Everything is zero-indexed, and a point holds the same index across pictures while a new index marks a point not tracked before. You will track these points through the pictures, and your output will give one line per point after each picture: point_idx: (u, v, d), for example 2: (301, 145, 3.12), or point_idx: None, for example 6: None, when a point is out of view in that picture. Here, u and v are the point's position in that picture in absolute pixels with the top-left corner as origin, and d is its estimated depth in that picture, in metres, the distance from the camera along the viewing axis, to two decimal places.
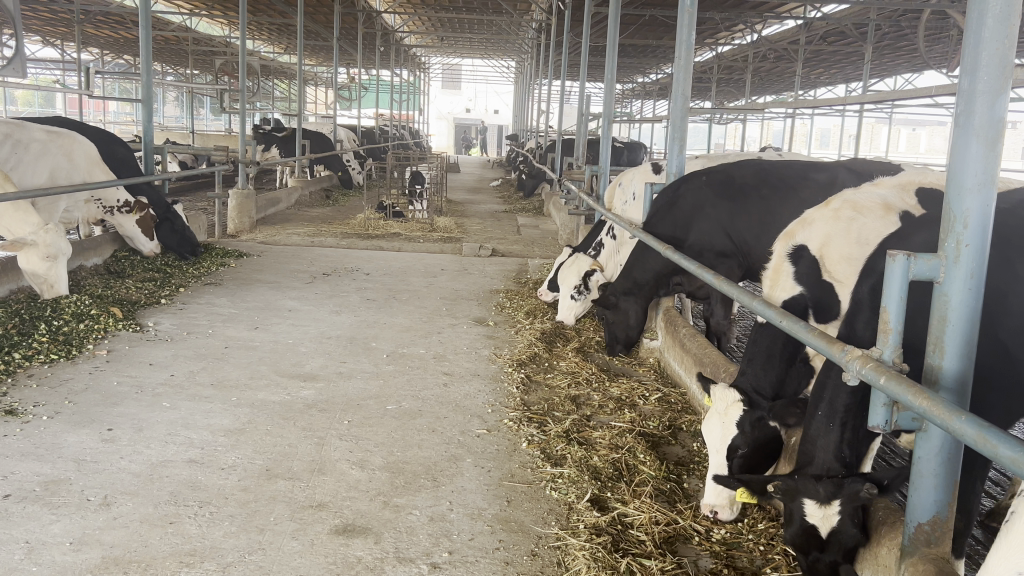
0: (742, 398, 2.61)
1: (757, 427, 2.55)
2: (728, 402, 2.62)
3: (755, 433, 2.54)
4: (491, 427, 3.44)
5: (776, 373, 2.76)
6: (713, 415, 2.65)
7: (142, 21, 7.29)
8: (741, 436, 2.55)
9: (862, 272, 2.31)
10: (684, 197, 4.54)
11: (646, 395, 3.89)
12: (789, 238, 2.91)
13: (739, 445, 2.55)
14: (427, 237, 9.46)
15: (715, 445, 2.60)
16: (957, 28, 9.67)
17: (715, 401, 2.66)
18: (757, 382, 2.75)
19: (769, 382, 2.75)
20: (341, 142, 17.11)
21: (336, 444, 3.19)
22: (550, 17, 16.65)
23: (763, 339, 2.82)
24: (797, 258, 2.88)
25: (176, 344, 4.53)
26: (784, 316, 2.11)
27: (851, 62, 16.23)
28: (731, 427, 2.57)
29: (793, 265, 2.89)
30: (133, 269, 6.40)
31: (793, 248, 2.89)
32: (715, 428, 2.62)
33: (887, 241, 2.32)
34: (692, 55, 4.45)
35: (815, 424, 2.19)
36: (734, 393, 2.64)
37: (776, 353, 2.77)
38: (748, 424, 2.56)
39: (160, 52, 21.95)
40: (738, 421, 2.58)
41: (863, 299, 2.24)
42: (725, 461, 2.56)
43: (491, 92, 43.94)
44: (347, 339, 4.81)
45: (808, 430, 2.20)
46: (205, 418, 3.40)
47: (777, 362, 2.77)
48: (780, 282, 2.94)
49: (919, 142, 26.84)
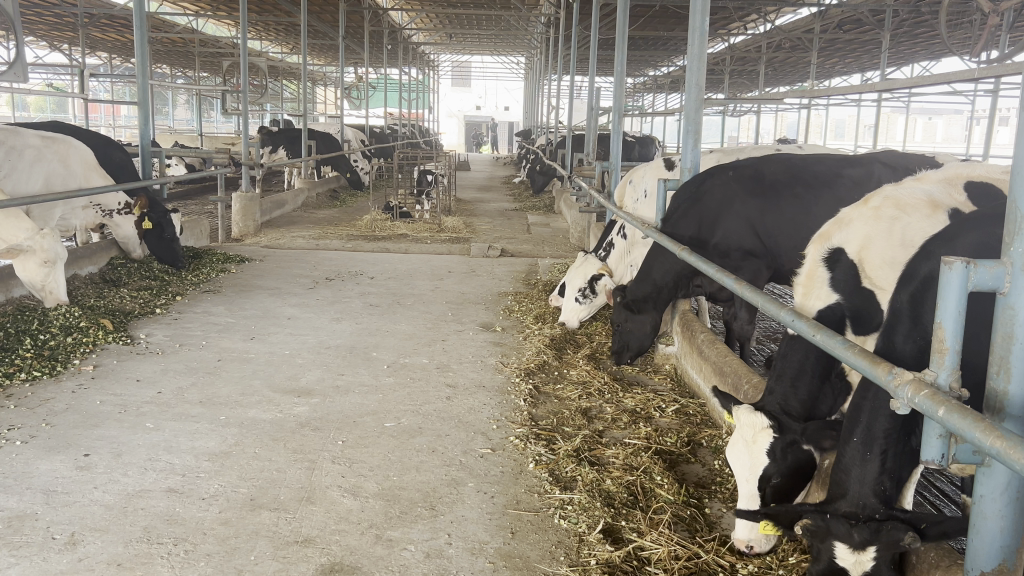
0: (771, 423, 2.32)
1: (789, 452, 2.27)
2: (755, 428, 2.34)
3: (788, 461, 2.26)
4: (495, 446, 3.20)
5: (808, 390, 2.50)
6: (739, 440, 2.37)
7: (137, 23, 7.06)
8: (773, 465, 2.26)
9: (903, 279, 2.02)
10: (710, 189, 4.21)
11: (662, 407, 3.64)
12: (824, 240, 2.69)
13: (772, 474, 2.26)
14: (435, 238, 9.23)
15: (744, 472, 2.32)
16: (981, 11, 9.30)
17: (742, 425, 2.38)
18: (785, 401, 2.49)
19: (800, 400, 2.49)
20: (349, 142, 16.92)
21: (328, 467, 2.96)
22: (559, 11, 16.32)
23: (795, 351, 2.56)
24: (834, 263, 2.64)
25: (168, 357, 4.31)
26: (816, 330, 1.87)
27: (866, 51, 15.87)
28: (760, 456, 2.28)
29: (829, 271, 2.65)
30: (130, 277, 6.18)
31: (829, 252, 2.66)
32: (741, 456, 2.33)
33: (931, 244, 2.03)
34: (706, 43, 4.18)
35: (849, 451, 1.93)
36: (762, 416, 2.36)
37: (807, 369, 2.51)
38: (780, 450, 2.28)
39: (167, 56, 21.82)
40: (769, 450, 2.29)
41: (903, 309, 1.95)
42: (758, 491, 2.28)
43: (501, 89, 43.59)
44: (346, 349, 4.58)
45: (841, 458, 1.94)
46: (189, 441, 3.17)
47: (809, 378, 2.51)
48: (813, 287, 2.69)
49: (935, 132, 26.34)
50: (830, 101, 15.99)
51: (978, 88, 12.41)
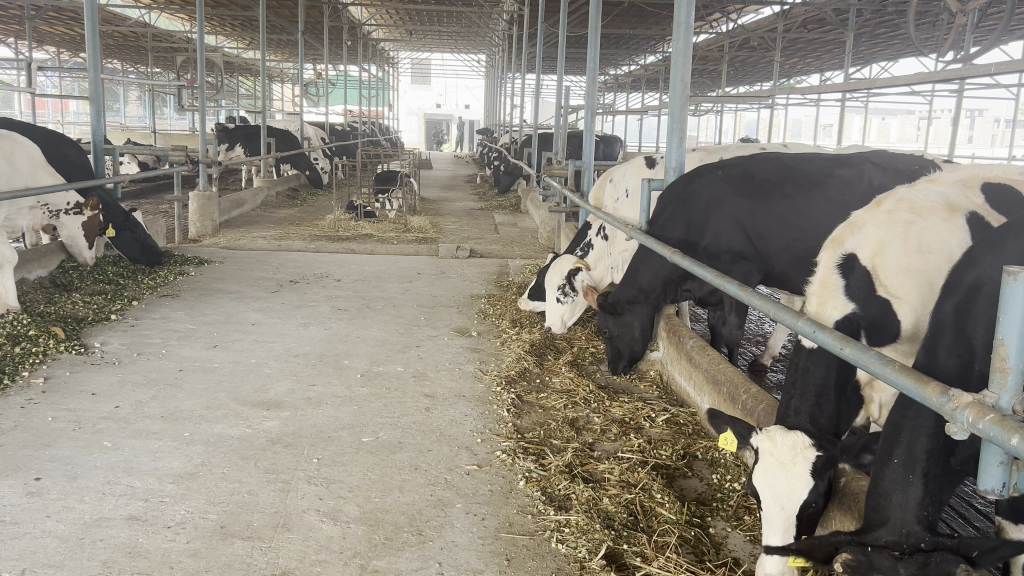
0: (815, 443, 2.18)
1: (829, 474, 2.16)
2: (795, 449, 2.18)
3: (829, 486, 2.16)
4: (481, 462, 3.02)
5: (833, 408, 2.38)
6: (773, 463, 2.17)
7: (88, 15, 6.73)
8: (817, 492, 2.13)
9: (943, 289, 1.97)
10: (699, 189, 4.13)
11: (652, 417, 3.49)
12: (837, 244, 2.54)
13: (813, 499, 2.12)
14: (401, 239, 9.00)
15: (780, 496, 2.12)
16: (947, 12, 9.35)
17: (779, 447, 2.20)
18: (814, 417, 2.36)
19: (824, 417, 2.38)
20: (310, 140, 16.57)
21: (304, 489, 2.75)
22: (522, 9, 16.15)
23: (819, 364, 2.41)
24: (848, 270, 2.49)
25: (126, 367, 4.05)
26: (846, 342, 1.72)
27: (827, 50, 15.97)
28: (804, 480, 2.12)
29: (844, 278, 2.48)
30: (82, 281, 5.87)
31: (843, 256, 2.51)
32: (777, 480, 2.13)
33: (974, 251, 1.96)
34: (691, 37, 4.03)
35: (887, 474, 1.81)
36: (801, 437, 2.21)
37: (830, 385, 2.39)
38: (827, 476, 2.15)
39: (119, 50, 21.22)
40: (812, 472, 2.14)
41: (946, 321, 1.90)
42: (798, 519, 2.12)
43: (462, 87, 43.32)
44: (316, 358, 4.35)
45: (878, 481, 1.82)
46: (152, 461, 2.94)
47: (833, 395, 2.39)
48: (827, 294, 2.48)
49: (890, 131, 26.74)
50: (793, 99, 16.07)
51: (939, 88, 12.53)
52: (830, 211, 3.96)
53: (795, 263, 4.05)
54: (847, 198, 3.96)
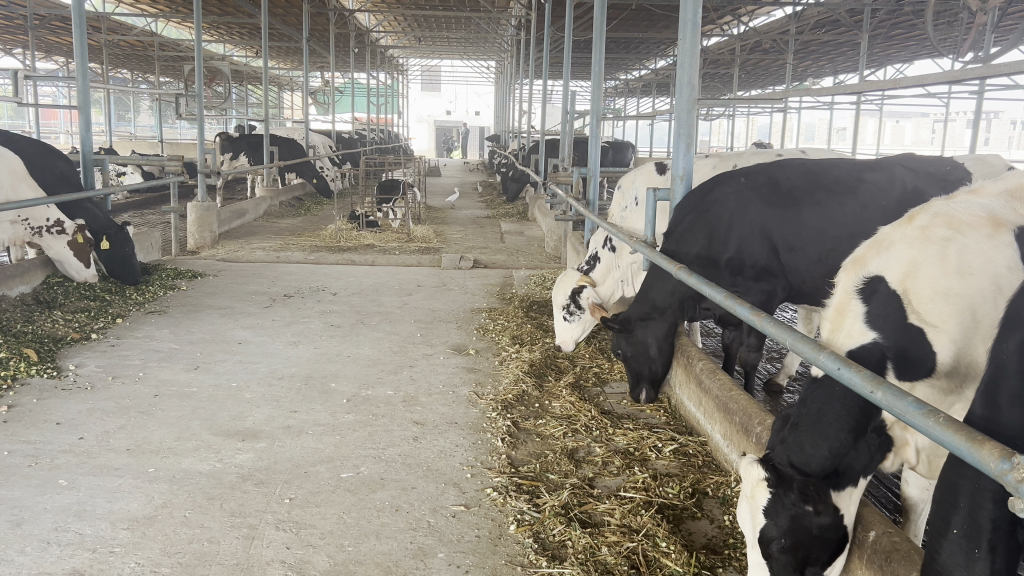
0: (769, 476, 2.01)
1: (794, 513, 1.96)
2: (753, 483, 2.03)
3: (794, 527, 1.95)
4: (470, 502, 2.74)
5: (832, 444, 2.07)
6: (740, 496, 2.07)
7: (76, 22, 6.51)
8: (775, 528, 1.96)
9: (1002, 325, 1.69)
10: (720, 198, 3.86)
11: (659, 447, 3.21)
12: (860, 266, 2.31)
13: (775, 539, 1.96)
14: (404, 249, 8.75)
15: (748, 535, 2.03)
16: (967, 12, 9.03)
17: (743, 479, 2.08)
18: (801, 456, 2.08)
19: (820, 454, 2.06)
20: (315, 148, 16.37)
21: (271, 536, 2.49)
22: (530, 12, 15.86)
23: (819, 402, 2.18)
24: (870, 294, 2.25)
25: (98, 393, 3.80)
26: (875, 383, 1.48)
27: (841, 53, 15.65)
28: (759, 515, 1.98)
29: (864, 303, 2.24)
30: (66, 298, 5.64)
31: (867, 279, 2.28)
32: (743, 513, 2.04)
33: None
34: (698, 37, 3.74)
35: (947, 547, 1.60)
36: (762, 470, 2.04)
37: (829, 421, 2.11)
38: (784, 513, 1.96)
39: (127, 59, 21.09)
40: (768, 509, 1.98)
41: (1009, 362, 1.61)
42: (764, 560, 1.99)
43: (472, 94, 43.18)
44: (301, 380, 4.10)
45: (940, 554, 1.61)
46: (107, 503, 2.68)
47: (834, 432, 2.08)
48: (845, 323, 2.26)
49: (904, 134, 26.40)
50: (806, 103, 15.78)
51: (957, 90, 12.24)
52: (863, 217, 3.80)
53: (827, 278, 3.84)
54: (881, 203, 3.82)
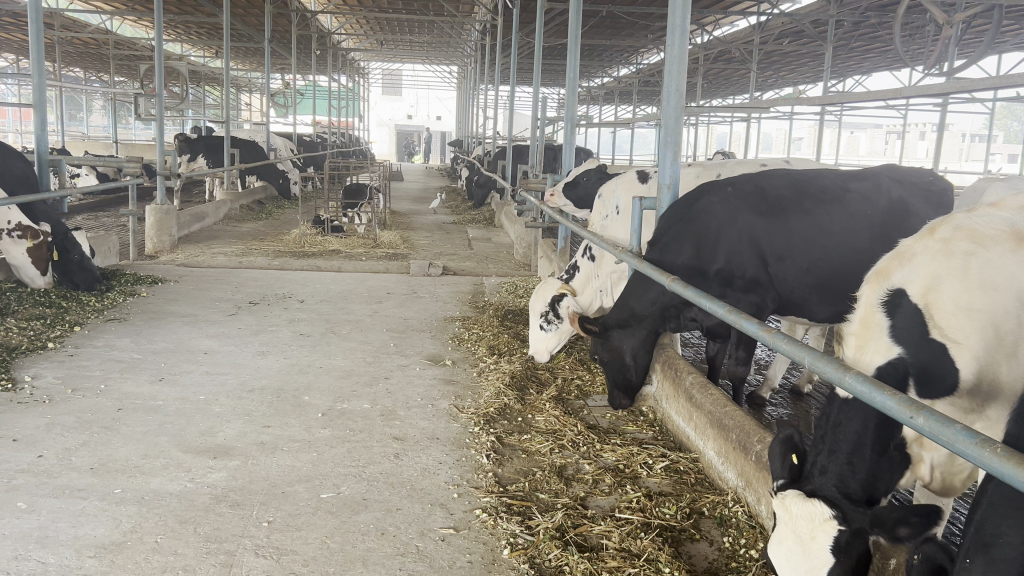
0: (835, 515, 1.89)
1: (857, 547, 1.84)
2: (814, 521, 1.90)
3: (859, 558, 1.83)
4: (459, 524, 2.62)
5: (867, 469, 2.05)
6: (789, 536, 1.91)
7: (31, 17, 6.24)
8: (841, 563, 1.81)
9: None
10: (706, 208, 3.77)
11: (650, 464, 3.12)
12: (883, 279, 2.28)
13: None
14: (370, 255, 8.58)
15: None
16: (935, 24, 9.12)
17: (795, 518, 1.93)
18: (843, 483, 2.03)
19: (858, 481, 2.05)
20: (277, 151, 16.10)
21: (251, 563, 2.34)
22: (496, 16, 15.73)
23: (848, 423, 2.11)
24: (893, 308, 2.23)
25: (57, 407, 3.59)
26: (916, 408, 1.38)
27: (804, 62, 15.82)
28: (823, 553, 1.83)
29: (889, 317, 2.22)
30: (20, 304, 5.39)
31: (890, 293, 2.25)
32: (794, 556, 1.87)
33: None
34: (687, 42, 3.67)
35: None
36: (822, 507, 1.93)
37: (866, 443, 2.07)
38: (849, 547, 1.84)
39: (82, 58, 20.57)
40: (833, 547, 1.84)
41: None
42: None
43: (433, 98, 43.02)
44: (273, 393, 3.94)
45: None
46: (71, 528, 2.50)
47: (868, 454, 2.06)
48: (869, 337, 2.25)
49: (860, 144, 26.87)
50: (770, 112, 15.93)
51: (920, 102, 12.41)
52: (850, 227, 3.78)
53: (816, 287, 3.80)
54: (868, 214, 3.81)
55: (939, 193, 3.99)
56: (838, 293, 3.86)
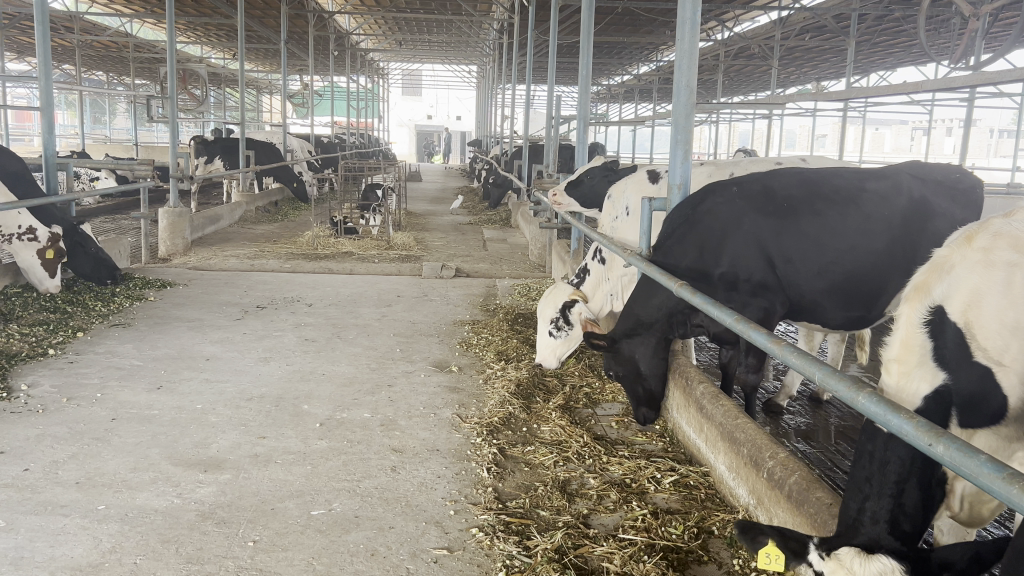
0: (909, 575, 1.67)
1: None
2: None
3: None
4: (453, 545, 2.48)
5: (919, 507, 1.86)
6: None
7: (38, 20, 6.17)
8: None
9: None
10: (714, 209, 3.62)
11: (658, 478, 2.98)
12: (922, 294, 2.10)
13: None
14: (383, 257, 8.47)
15: None
16: (962, 16, 8.83)
17: None
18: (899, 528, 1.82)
19: (910, 522, 1.84)
20: (293, 152, 16.06)
21: None
22: (512, 15, 15.56)
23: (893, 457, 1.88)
24: (937, 329, 2.04)
25: (50, 418, 3.50)
26: (936, 436, 1.24)
27: (828, 58, 15.49)
28: None
29: (933, 339, 2.04)
30: (25, 309, 5.33)
31: (931, 311, 2.07)
32: None
33: None
34: (697, 37, 3.53)
35: None
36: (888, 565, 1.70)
37: (915, 479, 1.87)
38: None
39: (102, 61, 20.64)
40: None
41: None
42: None
43: (453, 98, 42.90)
44: (272, 401, 3.83)
45: None
46: (48, 548, 2.39)
47: (920, 491, 1.86)
48: (912, 362, 2.05)
49: (885, 140, 26.38)
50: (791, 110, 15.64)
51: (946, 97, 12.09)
52: (864, 228, 3.61)
53: (829, 291, 3.63)
54: (886, 215, 3.65)
55: (966, 182, 3.82)
56: (853, 297, 3.68)
